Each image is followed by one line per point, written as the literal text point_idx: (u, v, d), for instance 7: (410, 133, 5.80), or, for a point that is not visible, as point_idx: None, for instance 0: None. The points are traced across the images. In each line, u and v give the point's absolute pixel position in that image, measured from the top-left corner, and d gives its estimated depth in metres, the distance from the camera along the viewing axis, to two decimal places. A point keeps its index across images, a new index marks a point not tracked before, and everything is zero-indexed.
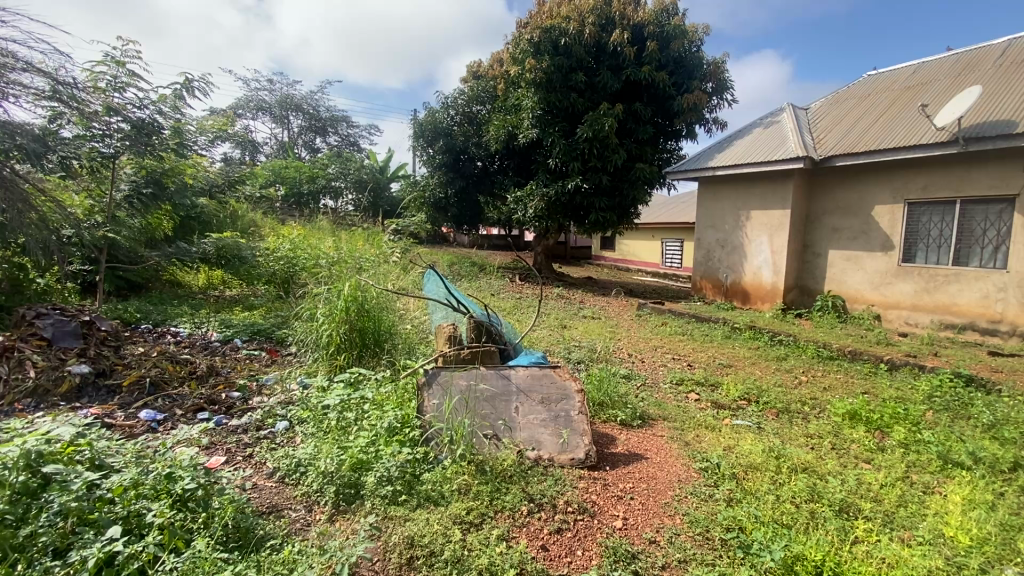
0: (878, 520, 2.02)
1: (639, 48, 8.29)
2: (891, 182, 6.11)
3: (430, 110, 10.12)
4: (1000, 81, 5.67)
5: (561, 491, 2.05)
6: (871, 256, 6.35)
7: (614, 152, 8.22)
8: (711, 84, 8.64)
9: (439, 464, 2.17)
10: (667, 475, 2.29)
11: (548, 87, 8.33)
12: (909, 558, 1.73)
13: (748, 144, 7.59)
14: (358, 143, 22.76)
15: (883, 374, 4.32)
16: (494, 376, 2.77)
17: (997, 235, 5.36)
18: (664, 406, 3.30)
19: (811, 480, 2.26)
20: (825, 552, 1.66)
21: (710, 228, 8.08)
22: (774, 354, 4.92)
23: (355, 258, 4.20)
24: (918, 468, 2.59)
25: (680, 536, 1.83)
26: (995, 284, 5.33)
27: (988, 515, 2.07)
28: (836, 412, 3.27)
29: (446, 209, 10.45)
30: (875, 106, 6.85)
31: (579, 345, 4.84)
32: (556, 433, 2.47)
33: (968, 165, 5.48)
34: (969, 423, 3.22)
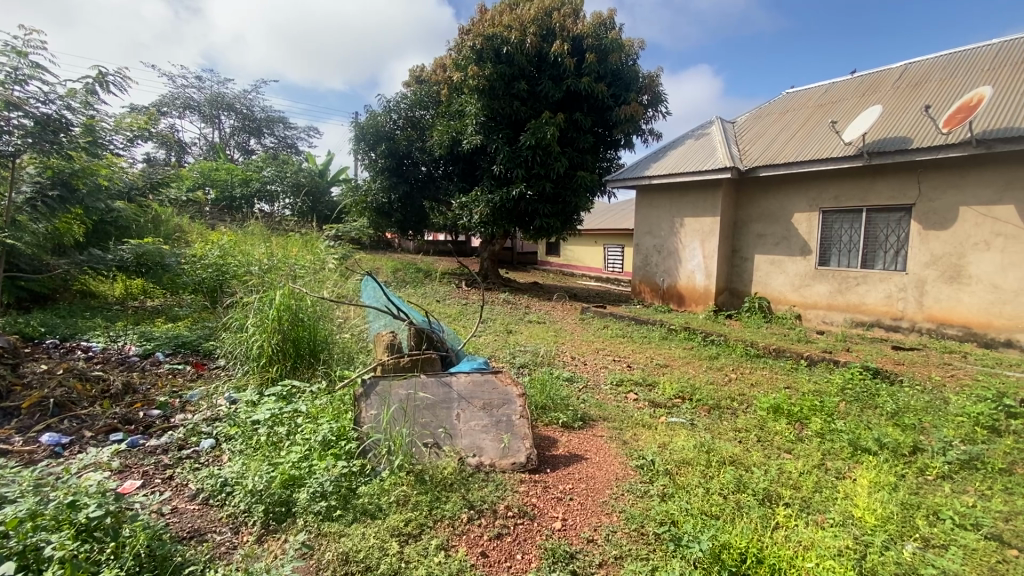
0: (797, 506, 2.17)
1: (578, 60, 8.54)
2: (808, 192, 6.62)
3: (371, 114, 9.91)
4: (899, 101, 6.29)
5: (502, 496, 2.06)
6: (793, 260, 6.85)
7: (556, 159, 8.39)
8: (647, 96, 9.04)
9: (377, 476, 2.12)
10: (606, 474, 2.36)
11: (491, 94, 8.43)
12: (823, 540, 1.87)
13: (681, 155, 7.99)
14: (296, 146, 21.96)
15: (803, 369, 4.65)
16: (435, 384, 2.74)
17: (897, 240, 5.92)
18: (604, 406, 3.40)
19: (737, 472, 2.40)
20: (750, 539, 1.77)
21: (648, 235, 8.41)
22: (707, 353, 5.18)
23: (292, 265, 4.05)
24: (833, 455, 2.81)
25: (617, 533, 1.89)
26: (897, 285, 5.88)
27: (890, 496, 2.30)
28: (761, 406, 3.48)
29: (390, 214, 10.27)
30: (793, 121, 7.41)
31: (524, 350, 4.89)
32: (497, 438, 2.48)
33: (871, 176, 6.02)
34: (876, 412, 3.55)
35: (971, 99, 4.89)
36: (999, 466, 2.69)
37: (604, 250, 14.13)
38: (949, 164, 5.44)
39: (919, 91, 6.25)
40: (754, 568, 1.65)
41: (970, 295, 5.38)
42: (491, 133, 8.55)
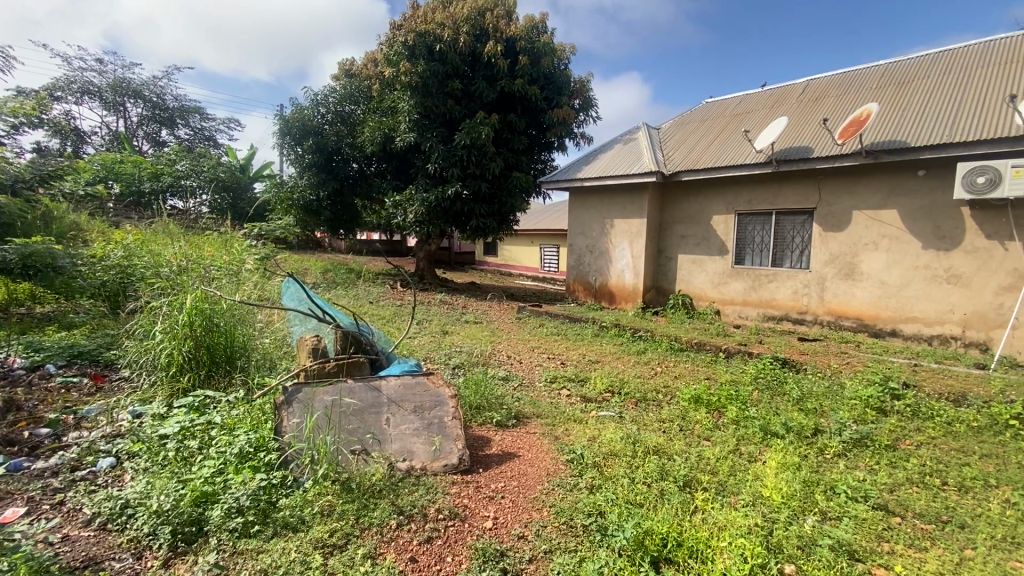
0: (713, 490, 2.32)
1: (512, 61, 8.61)
2: (724, 196, 7.09)
3: (297, 108, 9.45)
4: (802, 114, 6.89)
5: (432, 499, 2.04)
6: (712, 259, 7.31)
7: (491, 160, 8.41)
8: (578, 101, 9.31)
9: (299, 487, 2.03)
10: (537, 470, 2.40)
11: (424, 91, 8.31)
12: (736, 519, 2.02)
13: (610, 159, 8.29)
14: (215, 138, 20.51)
15: (722, 361, 4.97)
16: (363, 389, 2.66)
17: (802, 241, 6.47)
18: (538, 403, 3.46)
19: (660, 461, 2.53)
20: (670, 525, 1.87)
21: (580, 235, 8.65)
22: (636, 348, 5.41)
23: (207, 266, 3.79)
24: (746, 441, 3.02)
25: (547, 527, 1.93)
26: (802, 282, 6.44)
27: (795, 475, 2.52)
28: (683, 397, 3.69)
29: (319, 212, 9.84)
30: (712, 128, 7.91)
31: (459, 350, 4.87)
32: (428, 441, 2.45)
33: (779, 182, 6.55)
34: (784, 398, 3.87)
35: (860, 114, 5.44)
36: (884, 443, 3.03)
37: (539, 250, 14.38)
38: (844, 173, 6.01)
39: (819, 105, 6.88)
40: (674, 551, 1.76)
41: (862, 290, 5.98)
42: (425, 131, 8.43)
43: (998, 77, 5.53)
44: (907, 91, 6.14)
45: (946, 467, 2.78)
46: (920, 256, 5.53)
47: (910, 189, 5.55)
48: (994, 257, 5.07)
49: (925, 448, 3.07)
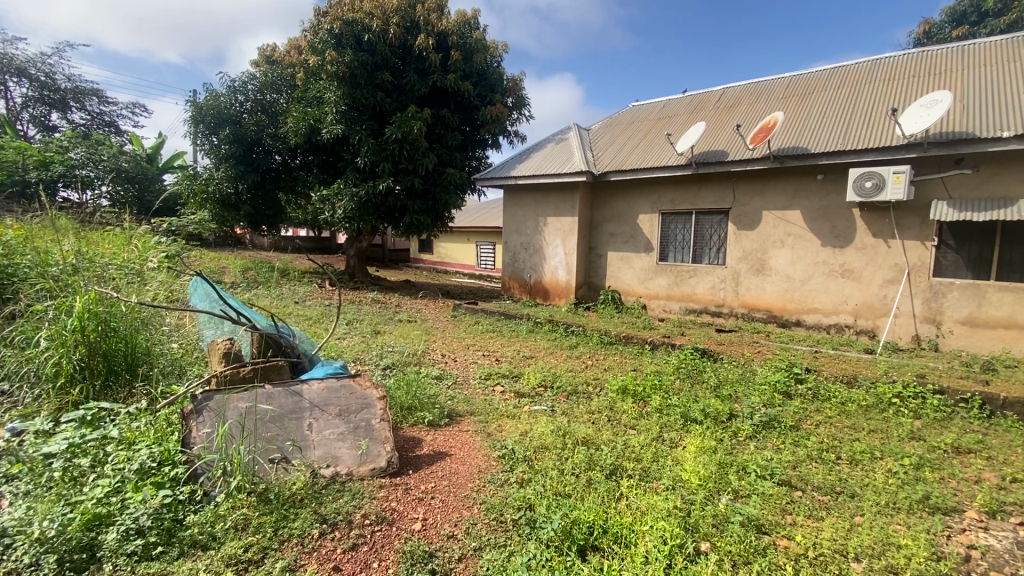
0: (638, 476, 2.43)
1: (443, 56, 8.51)
2: (649, 196, 7.43)
3: (211, 94, 8.77)
4: (718, 120, 7.35)
5: (358, 505, 1.98)
6: (638, 256, 7.64)
7: (424, 155, 8.26)
8: (511, 99, 9.38)
9: (209, 503, 1.90)
10: (469, 468, 2.40)
11: (352, 82, 8.02)
12: (657, 502, 2.13)
13: (542, 158, 8.43)
14: (118, 124, 18.66)
15: (648, 353, 5.22)
16: (282, 394, 2.53)
17: (719, 239, 6.91)
18: (471, 401, 3.45)
19: (588, 451, 2.61)
20: (597, 513, 1.94)
21: (514, 232, 8.72)
22: (568, 343, 5.55)
23: (105, 263, 3.43)
24: (668, 427, 3.19)
25: (477, 524, 1.93)
26: (719, 277, 6.88)
27: (711, 458, 2.69)
28: (612, 389, 3.84)
29: (238, 207, 9.22)
30: (638, 131, 8.25)
31: (392, 350, 4.75)
32: (354, 445, 2.36)
33: (698, 184, 6.96)
34: (703, 385, 4.14)
35: (768, 122, 5.89)
36: (789, 424, 3.31)
37: (475, 247, 14.36)
38: (754, 176, 6.48)
39: (733, 112, 7.37)
40: (600, 538, 1.83)
41: (771, 284, 6.48)
42: (354, 124, 8.13)
43: (883, 93, 6.19)
44: (809, 102, 6.72)
45: (840, 443, 3.09)
46: (819, 253, 6.08)
47: (810, 191, 6.09)
48: (879, 253, 5.68)
49: (823, 426, 3.40)
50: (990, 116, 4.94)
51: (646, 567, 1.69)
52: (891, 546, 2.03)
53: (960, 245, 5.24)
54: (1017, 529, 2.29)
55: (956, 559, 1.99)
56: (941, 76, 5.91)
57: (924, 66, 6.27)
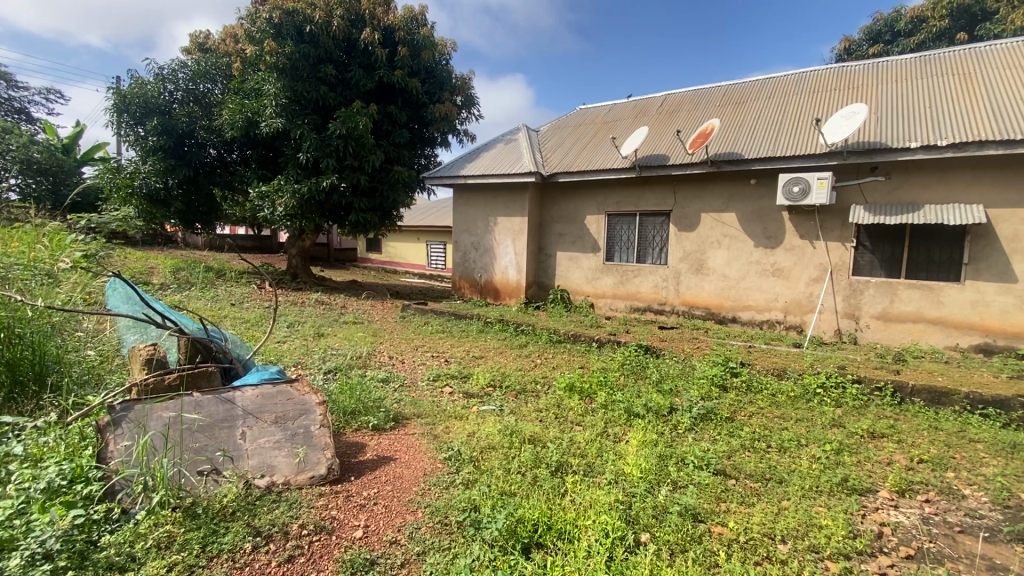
0: (582, 471, 2.48)
1: (390, 51, 8.34)
2: (596, 197, 7.60)
3: (136, 81, 8.18)
4: (660, 125, 7.63)
5: (295, 516, 1.91)
6: (586, 256, 7.80)
7: (370, 152, 8.05)
8: (460, 98, 9.34)
9: (128, 521, 1.77)
10: (414, 471, 2.37)
11: (293, 74, 7.71)
12: (600, 496, 2.19)
13: (491, 158, 8.44)
14: (29, 112, 17.04)
15: (594, 351, 5.34)
16: (212, 402, 2.40)
17: (661, 240, 7.17)
18: (418, 403, 3.41)
19: (535, 449, 2.64)
20: (541, 510, 1.97)
21: (464, 232, 8.69)
22: (518, 342, 5.59)
23: (9, 264, 3.11)
24: (613, 422, 3.28)
25: (421, 528, 1.91)
26: (662, 277, 7.15)
27: (652, 450, 2.80)
28: (560, 386, 3.90)
29: (168, 203, 8.65)
30: (584, 134, 8.43)
31: (337, 353, 4.61)
32: (291, 453, 2.27)
33: (642, 186, 7.19)
34: (646, 380, 4.29)
35: (706, 128, 6.17)
36: (724, 415, 3.49)
37: (425, 247, 14.18)
38: (693, 179, 6.77)
39: (674, 118, 7.67)
40: (544, 535, 1.85)
41: (708, 283, 6.79)
42: (295, 117, 7.81)
43: (808, 104, 6.63)
44: (743, 110, 7.10)
45: (770, 432, 3.29)
46: (752, 253, 6.43)
47: (744, 195, 6.43)
48: (805, 253, 6.08)
49: (756, 417, 3.60)
50: (900, 128, 5.40)
51: (588, 560, 1.73)
52: (814, 527, 2.18)
53: (875, 246, 5.69)
54: (922, 505, 2.52)
55: (870, 536, 2.16)
56: (858, 90, 6.40)
57: (844, 81, 6.77)
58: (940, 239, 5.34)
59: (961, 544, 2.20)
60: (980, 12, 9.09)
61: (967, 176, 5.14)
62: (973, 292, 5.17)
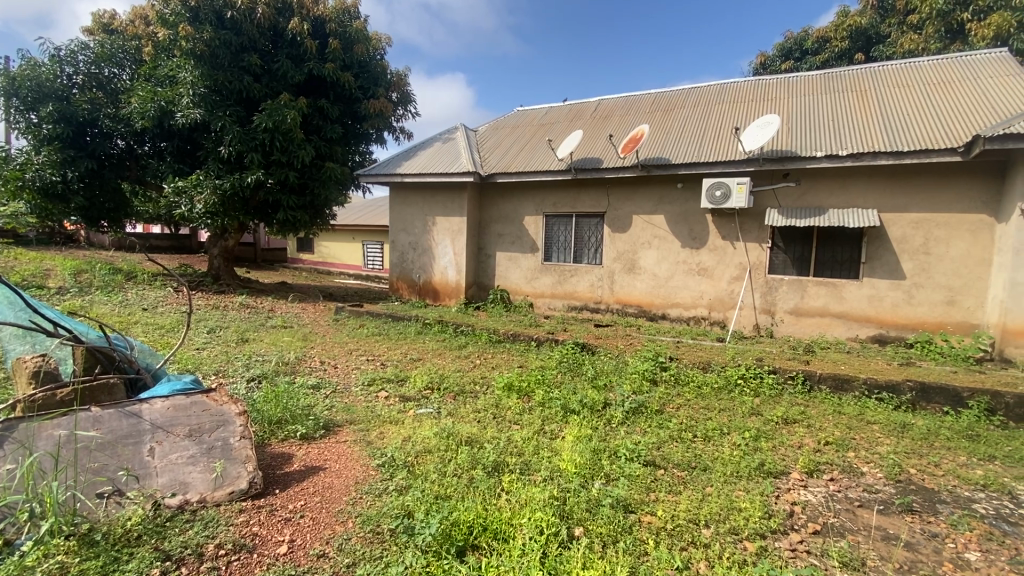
0: (518, 470, 2.50)
1: (320, 43, 8.02)
2: (534, 198, 7.71)
3: (27, 62, 7.32)
4: (594, 129, 7.86)
5: (211, 535, 1.79)
6: (524, 256, 7.88)
7: (300, 147, 7.66)
8: (396, 94, 9.16)
9: (11, 554, 1.58)
10: (345, 480, 2.28)
11: (213, 62, 7.22)
12: (534, 494, 2.21)
13: (428, 157, 8.32)
14: None
15: (533, 349, 5.41)
16: (114, 417, 2.18)
17: (596, 240, 7.38)
18: (351, 409, 3.30)
19: (471, 450, 2.63)
20: (476, 511, 1.96)
21: (401, 232, 8.50)
22: (457, 343, 5.55)
23: None
24: (550, 420, 3.34)
25: (351, 539, 1.84)
26: (597, 276, 7.36)
27: (587, 445, 2.87)
28: (498, 386, 3.92)
29: (67, 198, 7.82)
30: (522, 135, 8.52)
31: (263, 359, 4.36)
32: (207, 468, 2.12)
33: (578, 188, 7.37)
34: (582, 377, 4.41)
35: (636, 133, 6.42)
36: (654, 408, 3.65)
37: (361, 247, 13.76)
38: (626, 182, 7.03)
39: (606, 123, 7.93)
40: (479, 536, 1.85)
41: (640, 282, 7.07)
42: (215, 108, 7.31)
43: (729, 113, 7.08)
44: (670, 117, 7.47)
45: (696, 422, 3.47)
46: (680, 253, 6.77)
47: (672, 198, 6.75)
48: (727, 253, 6.47)
49: (683, 408, 3.79)
50: (808, 138, 5.89)
51: (522, 559, 1.74)
52: (734, 510, 2.32)
53: (787, 247, 6.17)
54: (827, 483, 2.76)
55: (783, 515, 2.34)
56: (772, 102, 6.92)
57: (759, 93, 7.30)
58: (842, 241, 5.88)
59: (860, 517, 2.43)
60: (874, 35, 10.10)
61: (863, 183, 5.69)
62: (869, 288, 5.72)
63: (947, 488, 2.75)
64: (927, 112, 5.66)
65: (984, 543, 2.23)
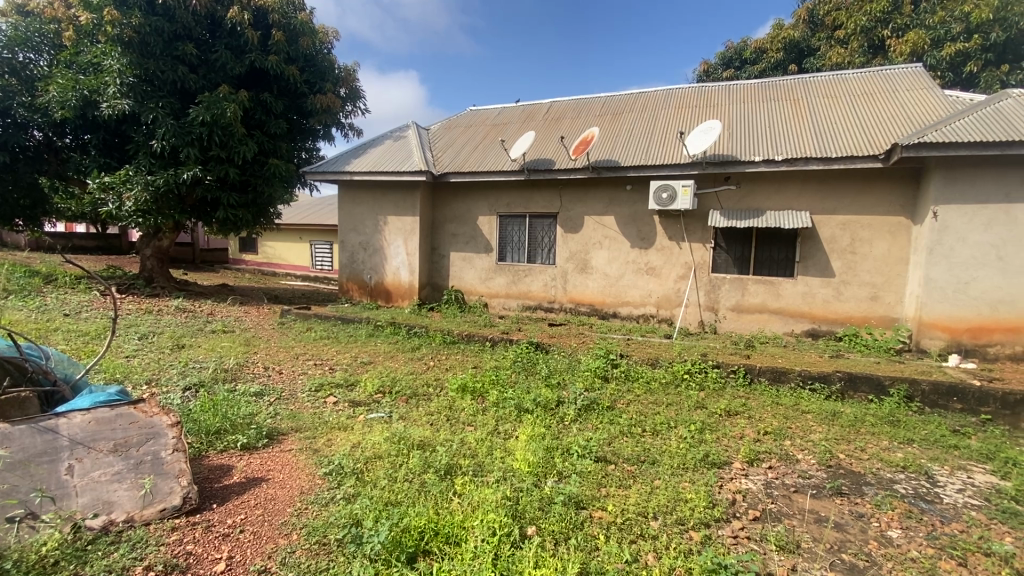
0: (471, 472, 2.48)
1: (262, 34, 7.67)
2: (488, 198, 7.70)
3: None
4: (545, 130, 7.95)
5: (139, 557, 1.68)
6: (478, 256, 7.86)
7: (241, 143, 7.30)
8: (344, 90, 8.90)
9: None
10: (289, 491, 2.20)
11: (143, 50, 6.76)
12: (486, 495, 2.20)
13: (379, 155, 8.14)
14: None
15: (488, 350, 5.40)
16: (26, 433, 2.00)
17: (549, 241, 7.46)
18: (297, 416, 3.17)
19: (424, 454, 2.60)
20: (428, 516, 1.94)
21: (351, 232, 8.27)
22: (410, 345, 5.46)
23: None
24: (504, 420, 3.34)
25: (295, 552, 1.78)
26: (551, 276, 7.43)
27: (541, 444, 2.89)
28: (452, 387, 3.88)
29: None
30: (474, 135, 8.49)
31: (200, 366, 4.11)
32: (135, 485, 1.98)
33: (531, 189, 7.42)
34: (536, 376, 4.44)
35: (587, 136, 6.54)
36: (605, 405, 3.73)
37: (309, 247, 13.30)
38: (577, 184, 7.14)
39: (558, 125, 8.03)
40: (431, 541, 1.83)
41: (592, 282, 7.21)
42: (146, 99, 6.86)
43: (674, 118, 7.34)
44: (619, 120, 7.66)
45: (645, 417, 3.57)
46: (630, 253, 6.95)
47: (622, 200, 6.92)
48: (674, 253, 6.71)
49: (633, 404, 3.90)
50: (747, 143, 6.19)
51: (474, 562, 1.73)
52: (680, 501, 2.40)
53: (729, 247, 6.46)
54: (766, 471, 2.91)
55: (725, 504, 2.44)
56: (714, 109, 7.23)
57: (702, 99, 7.61)
58: (779, 241, 6.22)
59: (795, 501, 2.58)
60: (806, 48, 10.72)
61: (797, 187, 6.04)
62: (803, 286, 6.08)
63: (871, 471, 2.97)
64: (851, 122, 6.08)
65: (905, 521, 2.41)
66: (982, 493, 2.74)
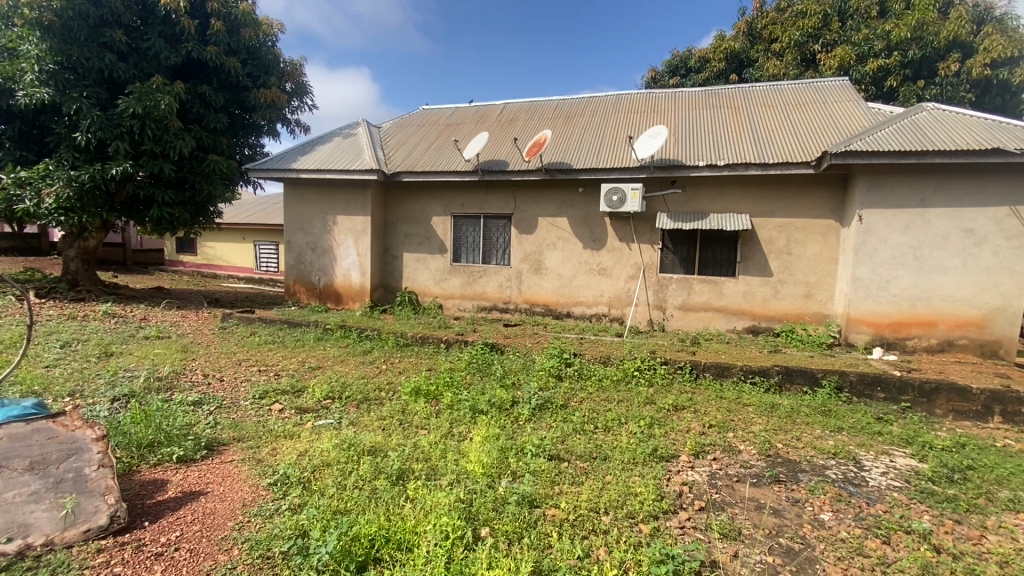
0: (424, 476, 2.45)
1: (200, 24, 7.28)
2: (441, 199, 7.64)
3: None
4: (499, 132, 7.97)
5: None
6: (432, 257, 7.78)
7: (177, 137, 6.89)
8: (290, 84, 8.58)
9: None
10: (230, 504, 2.09)
11: (65, 35, 6.26)
12: (439, 499, 2.18)
13: (328, 152, 7.90)
14: None
15: (442, 352, 5.35)
16: None
17: (503, 241, 7.49)
18: (240, 425, 3.03)
19: (375, 460, 2.54)
20: (379, 523, 1.90)
21: (298, 232, 7.98)
22: (361, 349, 5.33)
23: None
24: (458, 422, 3.32)
25: (237, 568, 1.70)
26: (505, 277, 7.46)
27: (495, 445, 2.90)
28: (404, 391, 3.82)
29: None
30: (427, 134, 8.39)
31: (131, 375, 3.84)
32: (54, 505, 1.83)
33: (485, 190, 7.41)
34: (490, 377, 4.44)
35: (540, 138, 6.61)
36: (559, 404, 3.78)
37: (252, 248, 12.72)
38: (530, 185, 7.20)
39: (512, 126, 8.07)
40: (381, 548, 1.80)
41: (546, 282, 7.28)
42: (69, 88, 6.36)
43: (624, 122, 7.54)
44: (571, 124, 7.79)
45: (597, 415, 3.64)
46: (582, 254, 7.07)
47: (574, 201, 7.04)
48: (624, 254, 6.89)
49: (586, 402, 3.97)
50: (693, 148, 6.44)
51: (426, 567, 1.71)
52: (630, 496, 2.47)
53: (676, 248, 6.70)
54: (710, 462, 3.04)
55: (673, 496, 2.53)
56: (661, 114, 7.48)
57: (651, 105, 7.85)
58: (722, 242, 6.51)
59: (737, 490, 2.71)
60: (745, 59, 11.24)
61: (738, 191, 6.34)
62: (744, 285, 6.40)
63: (806, 458, 3.16)
64: (787, 130, 6.44)
65: (835, 504, 2.59)
66: (903, 475, 2.97)
